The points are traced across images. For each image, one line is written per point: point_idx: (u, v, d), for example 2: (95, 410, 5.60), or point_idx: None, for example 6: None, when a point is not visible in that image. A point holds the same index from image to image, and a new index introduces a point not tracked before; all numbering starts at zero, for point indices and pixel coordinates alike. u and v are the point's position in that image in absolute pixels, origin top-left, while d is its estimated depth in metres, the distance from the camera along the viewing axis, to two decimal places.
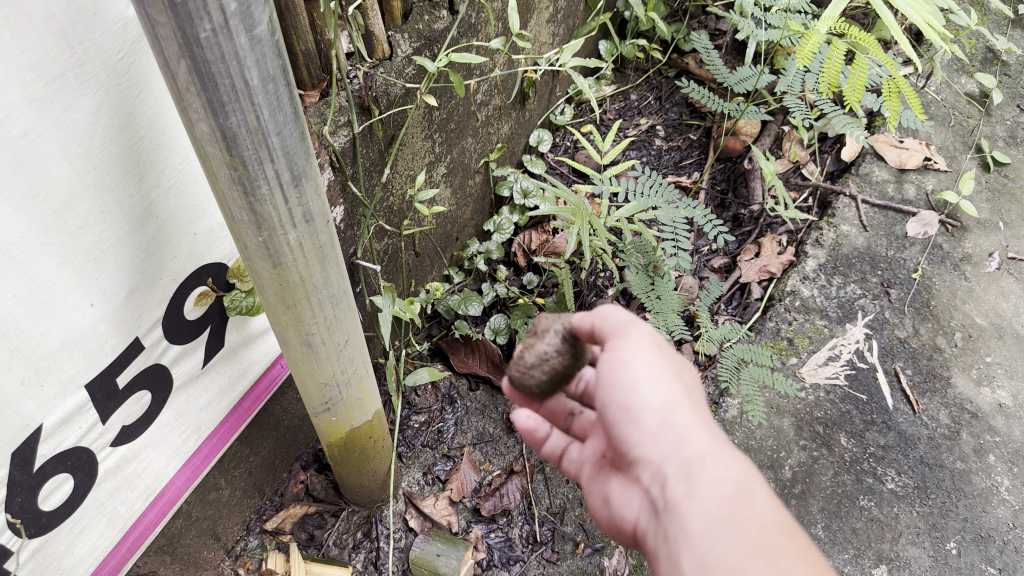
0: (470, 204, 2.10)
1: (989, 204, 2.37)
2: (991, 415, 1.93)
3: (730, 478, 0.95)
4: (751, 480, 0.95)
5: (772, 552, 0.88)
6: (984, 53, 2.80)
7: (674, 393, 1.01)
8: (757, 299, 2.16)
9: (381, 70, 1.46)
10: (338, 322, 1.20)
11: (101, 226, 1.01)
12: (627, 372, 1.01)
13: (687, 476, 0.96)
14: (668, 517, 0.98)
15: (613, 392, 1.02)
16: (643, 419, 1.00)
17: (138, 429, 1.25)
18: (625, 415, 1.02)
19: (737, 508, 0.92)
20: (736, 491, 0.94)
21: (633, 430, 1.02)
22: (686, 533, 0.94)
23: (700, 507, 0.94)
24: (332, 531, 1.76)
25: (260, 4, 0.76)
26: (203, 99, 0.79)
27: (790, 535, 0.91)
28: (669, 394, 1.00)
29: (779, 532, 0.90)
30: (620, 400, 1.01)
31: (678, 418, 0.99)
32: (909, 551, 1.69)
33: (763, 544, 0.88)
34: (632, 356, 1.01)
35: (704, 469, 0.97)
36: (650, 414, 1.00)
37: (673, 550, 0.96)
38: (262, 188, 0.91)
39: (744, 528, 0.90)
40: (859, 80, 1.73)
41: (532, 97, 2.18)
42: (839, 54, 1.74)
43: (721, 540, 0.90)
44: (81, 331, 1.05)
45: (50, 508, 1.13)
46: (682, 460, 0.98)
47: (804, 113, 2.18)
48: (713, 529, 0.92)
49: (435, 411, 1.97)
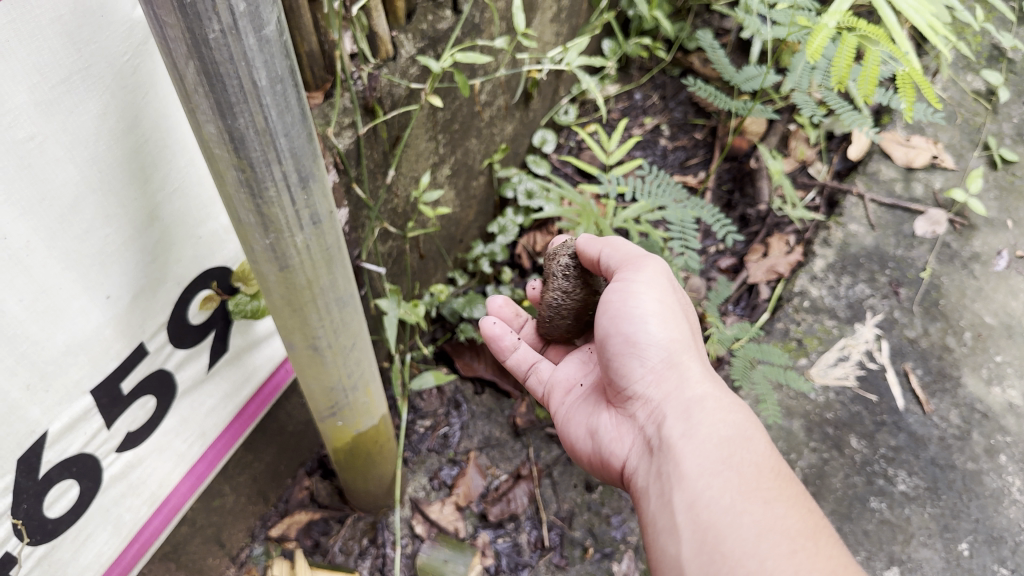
0: (475, 205, 2.08)
1: (997, 202, 2.35)
2: (1002, 415, 1.91)
3: (728, 423, 1.11)
4: (750, 431, 1.11)
5: (763, 493, 1.01)
6: (990, 51, 2.78)
7: (674, 335, 1.22)
8: (765, 299, 2.11)
9: (386, 71, 1.44)
10: (345, 326, 1.18)
11: (106, 229, 0.99)
12: (637, 310, 1.21)
13: (687, 415, 1.14)
14: (665, 450, 1.13)
15: (620, 328, 1.22)
16: (647, 355, 1.20)
17: (143, 436, 1.23)
18: (629, 351, 1.21)
19: (733, 450, 1.07)
20: (734, 435, 1.09)
21: (637, 366, 1.21)
22: (680, 467, 1.08)
23: (696, 443, 1.10)
24: (338, 537, 1.73)
25: (269, 4, 0.74)
26: (211, 100, 0.77)
27: (783, 480, 1.04)
28: (670, 335, 1.21)
29: (772, 476, 1.04)
30: (627, 333, 1.21)
31: (678, 358, 1.20)
32: (921, 553, 1.68)
33: (756, 486, 1.02)
34: (643, 294, 1.21)
35: (702, 409, 1.15)
36: (654, 351, 1.20)
37: (665, 482, 1.10)
38: (270, 190, 0.89)
39: (736, 467, 1.04)
40: (872, 73, 1.70)
41: (536, 97, 2.16)
42: (850, 48, 1.71)
43: (715, 477, 1.04)
44: (85, 337, 1.03)
45: (56, 515, 1.11)
46: (682, 398, 1.16)
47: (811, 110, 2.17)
48: (706, 467, 1.05)
49: (441, 415, 1.94)
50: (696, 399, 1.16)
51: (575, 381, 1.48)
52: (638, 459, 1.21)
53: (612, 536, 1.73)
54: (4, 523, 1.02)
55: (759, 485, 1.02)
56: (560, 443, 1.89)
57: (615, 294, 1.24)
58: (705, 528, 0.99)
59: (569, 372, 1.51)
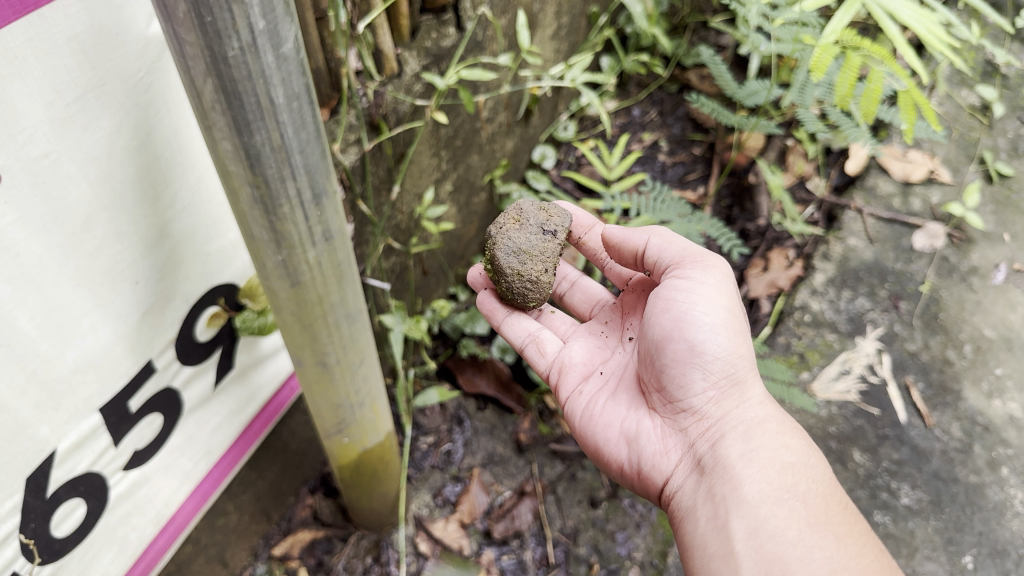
0: (475, 221, 2.09)
1: (995, 216, 2.37)
2: (1003, 428, 1.92)
3: (792, 452, 1.16)
4: (812, 462, 1.16)
5: (830, 528, 1.06)
6: (984, 66, 2.81)
7: (736, 347, 1.21)
8: (766, 313, 2.09)
9: (391, 88, 1.44)
10: (353, 341, 1.17)
11: (117, 247, 0.99)
12: (705, 315, 1.18)
13: (751, 437, 1.16)
14: (721, 470, 1.15)
15: (684, 334, 1.19)
16: (709, 366, 1.19)
17: (149, 454, 1.22)
18: (692, 361, 1.19)
19: (801, 482, 1.11)
20: (797, 466, 1.14)
21: (699, 379, 1.20)
22: (740, 491, 1.10)
23: (758, 469, 1.12)
24: (342, 556, 1.72)
25: (287, 22, 0.74)
26: (228, 117, 0.77)
27: (851, 518, 1.11)
28: (732, 347, 1.20)
29: (841, 510, 1.10)
30: (692, 342, 1.19)
31: (741, 374, 1.22)
32: (926, 566, 1.67)
33: (822, 519, 1.07)
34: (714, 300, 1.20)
35: (762, 433, 1.18)
36: (717, 363, 1.19)
37: (720, 504, 1.11)
38: (284, 207, 0.89)
39: (799, 499, 1.09)
40: (875, 90, 1.72)
41: (536, 113, 2.17)
42: (853, 66, 1.74)
43: (783, 506, 1.07)
44: (94, 355, 1.02)
45: (63, 534, 1.09)
46: (745, 419, 1.19)
47: (814, 126, 2.21)
48: (770, 494, 1.09)
49: (443, 432, 1.94)
50: (757, 421, 1.19)
51: (590, 368, 1.44)
52: (683, 476, 1.21)
53: (617, 552, 1.72)
54: (11, 543, 1.01)
55: (826, 518, 1.07)
56: (563, 459, 1.89)
57: (678, 295, 1.21)
58: (771, 558, 1.01)
59: (583, 360, 1.46)
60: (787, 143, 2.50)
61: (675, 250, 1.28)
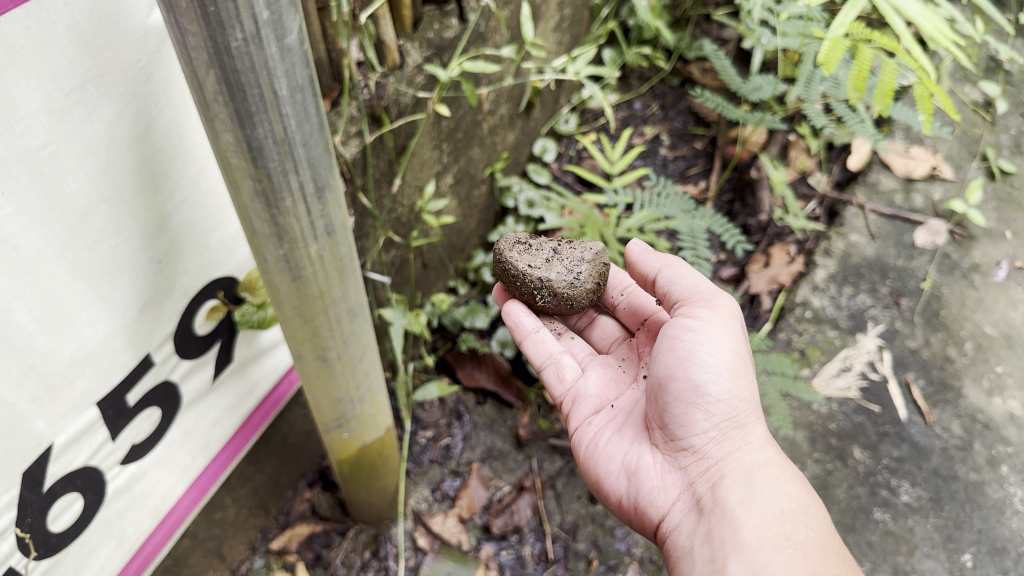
0: (476, 215, 2.07)
1: (996, 212, 2.37)
2: (1003, 425, 1.91)
3: (792, 497, 1.14)
4: (811, 513, 1.13)
5: None
6: (987, 62, 2.80)
7: (739, 391, 1.21)
8: (767, 309, 2.09)
9: (393, 79, 1.42)
10: (354, 336, 1.16)
11: (115, 239, 0.97)
12: (711, 356, 1.19)
13: (751, 481, 1.15)
14: (720, 513, 1.13)
15: (687, 373, 1.19)
16: (714, 407, 1.19)
17: (147, 448, 1.21)
18: (694, 401, 1.19)
19: (799, 532, 1.09)
20: (796, 512, 1.11)
21: (700, 419, 1.20)
22: (738, 535, 1.08)
23: (758, 514, 1.10)
24: (340, 550, 1.71)
25: (291, 12, 0.72)
26: (230, 110, 0.75)
27: (847, 570, 1.08)
28: (735, 391, 1.20)
29: (838, 561, 1.08)
30: (695, 382, 1.19)
31: (743, 417, 1.21)
32: (925, 564, 1.67)
33: (818, 571, 1.04)
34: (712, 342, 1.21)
35: (763, 477, 1.16)
36: (722, 405, 1.19)
37: (718, 548, 1.09)
38: (286, 200, 0.87)
39: (797, 547, 1.06)
40: (888, 82, 1.70)
41: (538, 106, 2.16)
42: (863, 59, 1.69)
43: (776, 553, 1.05)
44: (92, 348, 1.01)
45: (59, 528, 1.08)
46: (746, 462, 1.17)
47: (823, 121, 2.18)
48: (768, 541, 1.06)
49: (442, 426, 1.93)
50: (757, 465, 1.17)
51: (603, 401, 1.41)
52: (681, 516, 1.19)
53: (616, 548, 1.72)
54: (8, 538, 1.00)
55: (823, 570, 1.04)
56: (562, 454, 1.88)
57: (685, 337, 1.21)
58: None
59: (596, 390, 1.43)
60: (789, 137, 2.50)
61: (685, 285, 1.31)
